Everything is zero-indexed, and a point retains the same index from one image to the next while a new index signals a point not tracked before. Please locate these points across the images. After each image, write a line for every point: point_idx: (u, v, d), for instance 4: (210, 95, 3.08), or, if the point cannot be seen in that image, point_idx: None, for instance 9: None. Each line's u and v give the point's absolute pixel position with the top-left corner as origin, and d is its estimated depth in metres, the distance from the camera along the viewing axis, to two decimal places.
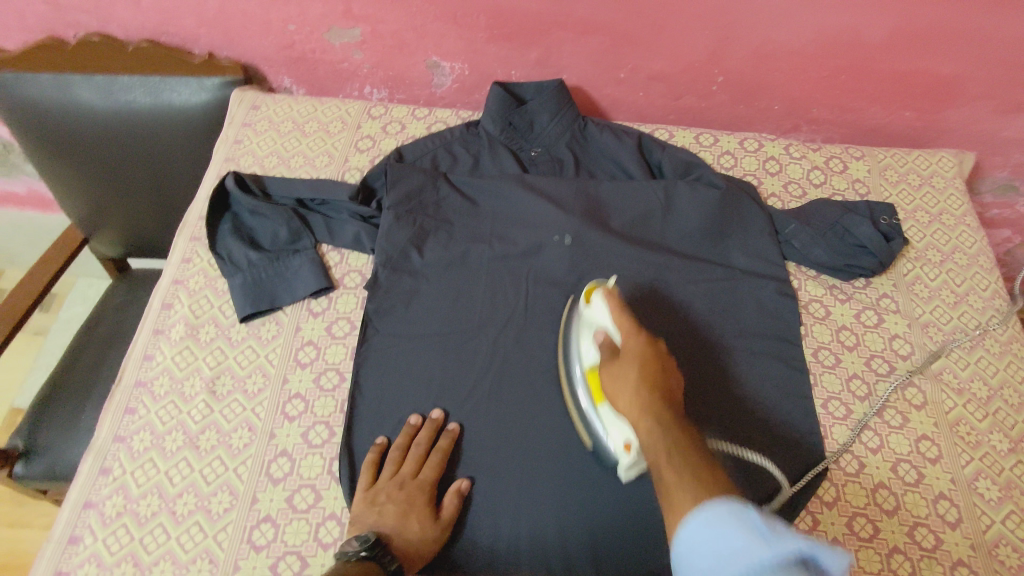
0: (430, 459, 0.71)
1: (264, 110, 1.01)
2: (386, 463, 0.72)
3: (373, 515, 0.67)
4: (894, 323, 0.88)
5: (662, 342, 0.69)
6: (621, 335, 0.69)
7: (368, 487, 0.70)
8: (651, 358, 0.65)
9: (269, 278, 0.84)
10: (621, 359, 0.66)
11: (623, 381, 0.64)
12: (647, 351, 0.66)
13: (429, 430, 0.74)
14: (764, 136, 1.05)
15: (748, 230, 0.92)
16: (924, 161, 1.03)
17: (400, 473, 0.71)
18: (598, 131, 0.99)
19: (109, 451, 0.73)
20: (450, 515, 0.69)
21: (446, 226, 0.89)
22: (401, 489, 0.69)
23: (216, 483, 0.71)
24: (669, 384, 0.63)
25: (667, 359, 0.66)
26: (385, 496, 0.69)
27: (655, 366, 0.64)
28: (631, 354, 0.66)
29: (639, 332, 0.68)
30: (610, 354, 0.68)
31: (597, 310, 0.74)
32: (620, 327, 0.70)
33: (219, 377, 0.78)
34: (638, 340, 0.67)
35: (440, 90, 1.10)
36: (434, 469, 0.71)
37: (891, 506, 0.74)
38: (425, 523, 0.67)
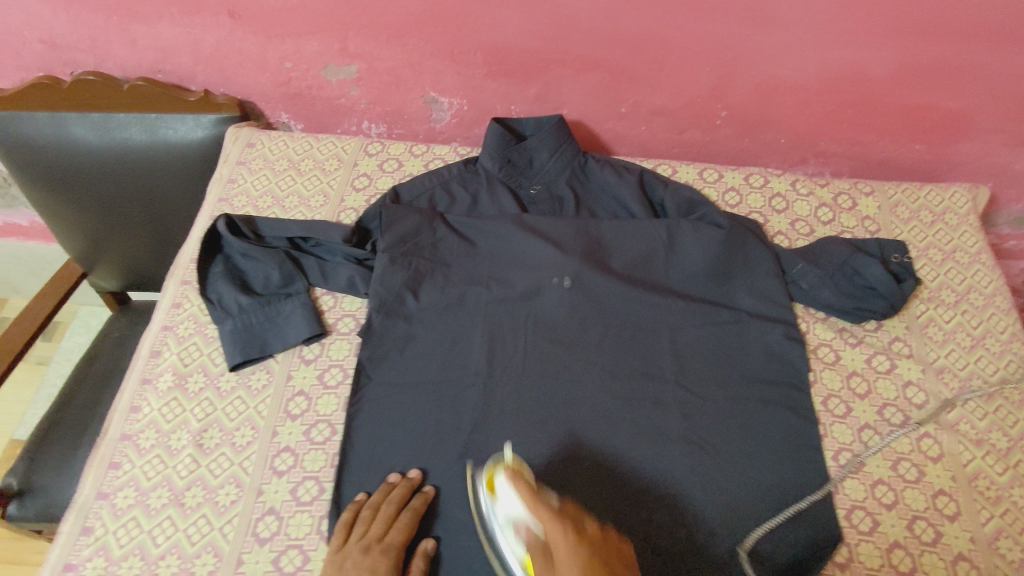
0: (400, 519, 0.68)
1: (259, 148, 0.99)
2: (358, 521, 0.68)
3: None
4: (908, 368, 0.84)
5: (585, 517, 0.61)
6: (546, 530, 0.59)
7: (337, 548, 0.66)
8: (591, 555, 0.56)
9: (260, 325, 0.81)
10: (556, 565, 0.56)
11: None
12: (583, 546, 0.56)
13: (404, 489, 0.70)
14: (770, 171, 1.02)
15: (755, 271, 0.89)
16: (937, 196, 0.99)
17: (368, 534, 0.67)
18: (599, 167, 0.97)
19: (91, 510, 0.70)
20: None
21: (442, 269, 0.87)
22: (366, 553, 0.65)
23: (201, 543, 0.68)
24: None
25: (603, 538, 0.59)
26: (352, 559, 0.65)
27: (594, 558, 0.56)
28: (563, 557, 0.56)
29: (563, 521, 0.58)
30: (543, 554, 0.58)
31: (503, 496, 0.65)
32: (539, 516, 0.59)
33: (207, 429, 0.75)
34: (567, 530, 0.58)
35: (440, 125, 1.08)
36: (404, 531, 0.67)
37: (908, 569, 0.71)
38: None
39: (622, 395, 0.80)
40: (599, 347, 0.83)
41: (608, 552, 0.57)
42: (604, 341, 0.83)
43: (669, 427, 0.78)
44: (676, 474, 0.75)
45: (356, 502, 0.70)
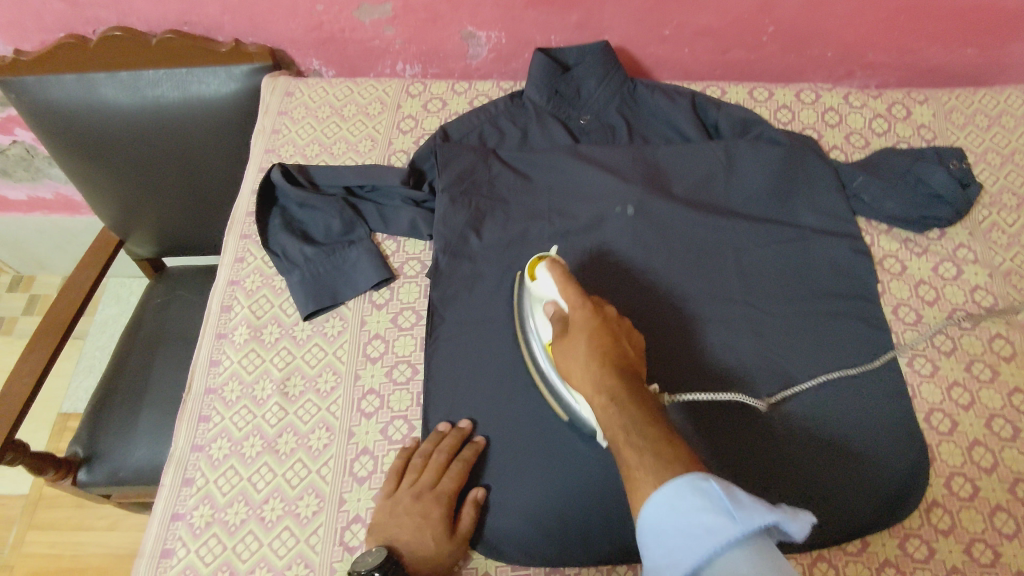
0: (451, 468, 0.68)
1: (299, 96, 0.97)
2: (409, 469, 0.69)
3: (391, 526, 0.65)
4: (975, 273, 0.85)
5: (608, 304, 0.66)
6: (568, 305, 0.65)
7: (389, 495, 0.67)
8: (605, 332, 0.61)
9: (328, 273, 0.81)
10: (570, 335, 0.62)
11: (575, 351, 0.61)
12: (598, 324, 0.62)
13: (455, 439, 0.70)
14: (820, 86, 0.99)
15: (816, 186, 0.88)
16: (991, 99, 0.98)
17: (420, 482, 0.68)
18: (649, 92, 0.94)
19: (189, 462, 0.71)
20: (467, 529, 0.66)
21: (502, 205, 0.86)
22: (417, 501, 0.66)
23: (301, 486, 0.70)
24: (623, 351, 0.60)
25: (619, 325, 0.64)
26: (404, 506, 0.66)
27: (607, 335, 0.61)
28: (579, 327, 0.62)
29: (585, 303, 0.64)
30: (560, 328, 0.64)
31: (542, 285, 0.69)
32: (566, 296, 0.65)
33: (290, 377, 0.76)
34: (585, 308, 0.63)
35: (476, 61, 1.05)
36: (455, 479, 0.67)
37: (990, 464, 0.72)
38: (439, 539, 0.64)
39: (693, 316, 0.80)
40: (668, 272, 0.83)
41: (620, 334, 0.62)
42: (672, 265, 0.83)
43: (745, 344, 0.78)
44: (758, 388, 0.75)
45: (404, 452, 0.71)
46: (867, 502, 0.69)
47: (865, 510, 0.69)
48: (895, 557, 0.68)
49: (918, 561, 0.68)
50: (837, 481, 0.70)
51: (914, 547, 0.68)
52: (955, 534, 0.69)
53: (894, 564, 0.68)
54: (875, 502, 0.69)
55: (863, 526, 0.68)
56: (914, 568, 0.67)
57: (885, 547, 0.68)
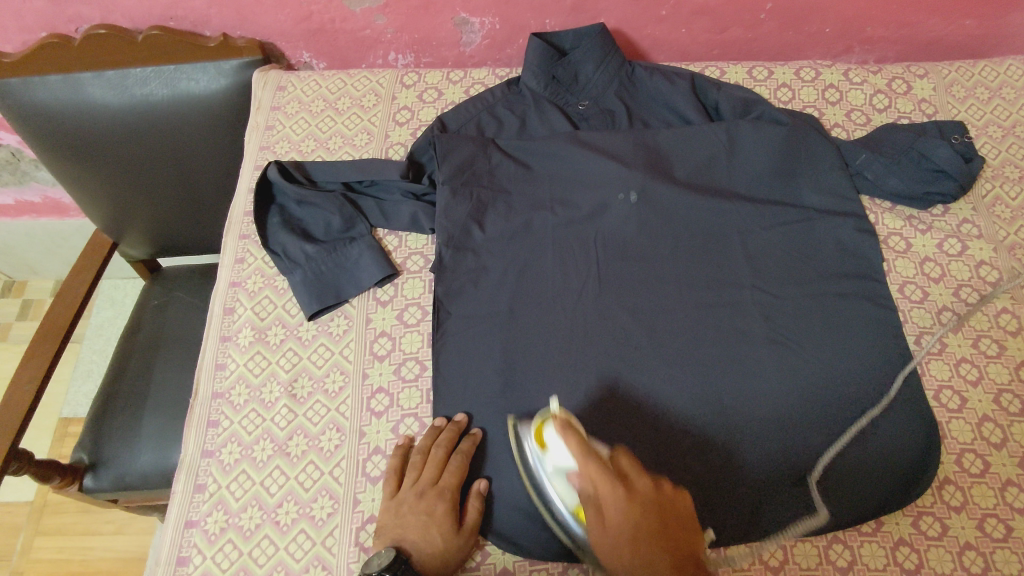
0: (451, 463, 0.68)
1: (291, 90, 0.95)
2: (409, 468, 0.69)
3: (397, 526, 0.65)
4: (979, 248, 0.84)
5: (636, 470, 0.59)
6: (598, 489, 0.58)
7: (392, 495, 0.67)
8: (646, 530, 0.56)
9: (331, 273, 0.80)
10: (610, 534, 0.57)
11: (621, 562, 0.56)
12: (637, 518, 0.56)
13: (451, 433, 0.70)
14: (820, 63, 0.98)
15: (819, 166, 0.87)
16: (991, 71, 0.97)
17: (421, 480, 0.67)
18: (648, 75, 0.93)
19: (200, 468, 0.71)
20: (474, 522, 0.66)
21: (504, 196, 0.85)
22: (421, 498, 0.66)
23: (315, 488, 0.69)
24: (670, 540, 0.56)
25: (658, 499, 0.58)
26: (408, 505, 0.66)
27: (653, 534, 0.56)
28: (617, 523, 0.56)
29: (615, 489, 0.57)
30: (598, 523, 0.58)
31: (557, 455, 0.62)
32: (590, 474, 0.58)
33: (297, 378, 0.75)
34: (620, 498, 0.57)
35: (470, 48, 1.03)
36: (456, 474, 0.68)
37: (999, 439, 0.73)
38: (447, 535, 0.64)
39: (701, 302, 0.79)
40: (674, 259, 0.82)
41: (662, 514, 0.57)
42: (677, 251, 0.82)
43: (754, 329, 0.78)
44: (768, 372, 0.75)
45: (402, 448, 0.70)
46: (880, 483, 0.70)
47: (879, 491, 0.69)
48: (908, 535, 0.68)
49: (931, 538, 0.68)
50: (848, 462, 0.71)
51: (927, 524, 0.69)
52: (967, 510, 0.69)
53: (908, 543, 0.68)
54: (887, 481, 0.70)
55: (877, 506, 0.69)
56: (928, 545, 0.68)
57: (898, 526, 0.69)
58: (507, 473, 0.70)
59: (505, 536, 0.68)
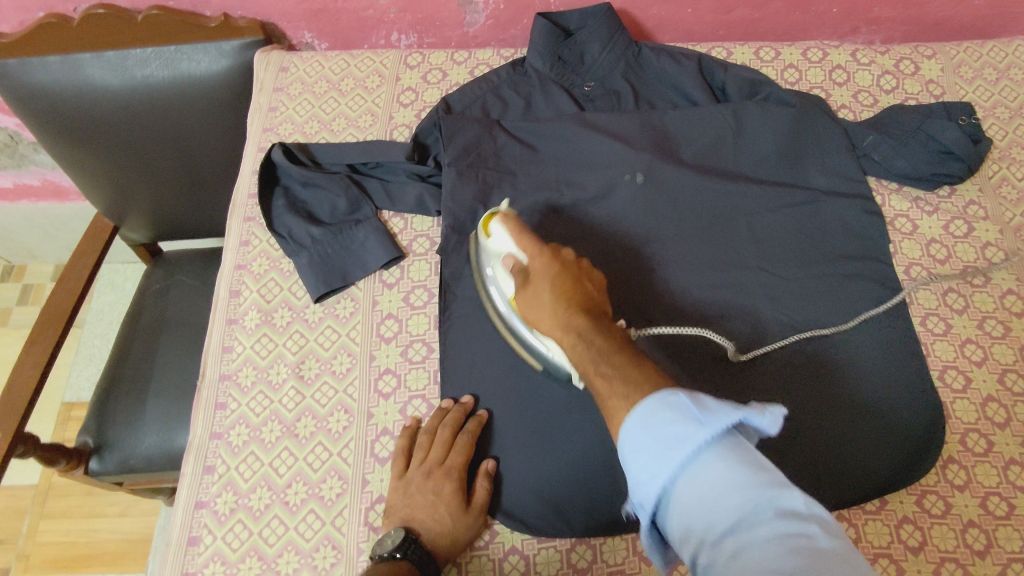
0: (458, 442, 0.68)
1: (294, 71, 0.94)
2: (416, 448, 0.69)
3: (407, 506, 0.66)
4: (985, 230, 0.84)
5: (564, 248, 0.66)
6: (527, 256, 0.65)
7: (401, 475, 0.68)
8: (562, 275, 0.61)
9: (337, 254, 0.79)
10: (532, 283, 0.63)
11: (539, 300, 0.61)
12: (556, 270, 0.62)
13: (457, 413, 0.70)
14: (827, 44, 0.98)
15: (826, 147, 0.87)
16: (1000, 52, 0.96)
17: (429, 460, 0.68)
18: (654, 55, 0.92)
19: (209, 449, 0.71)
20: (483, 500, 0.66)
21: (510, 178, 0.84)
22: (429, 478, 0.67)
23: (324, 469, 0.69)
24: (584, 289, 0.60)
25: (576, 264, 0.64)
26: (417, 486, 0.67)
27: (567, 278, 0.61)
28: (539, 273, 0.63)
29: (543, 252, 0.64)
30: (522, 276, 0.65)
31: (497, 239, 0.70)
32: (524, 247, 0.66)
33: (305, 360, 0.75)
34: (545, 256, 0.64)
35: (474, 29, 1.02)
36: (464, 453, 0.68)
37: (1003, 419, 0.73)
38: (455, 515, 0.65)
39: (707, 284, 0.79)
40: (680, 240, 0.82)
41: (579, 272, 0.63)
42: (683, 232, 0.82)
43: (760, 310, 0.78)
44: (774, 353, 0.75)
45: (410, 428, 0.71)
46: (887, 461, 0.70)
47: (887, 471, 0.69)
48: (912, 513, 0.69)
49: (935, 516, 0.68)
50: (857, 441, 0.71)
51: (931, 503, 0.69)
52: (970, 489, 0.70)
53: (911, 521, 0.68)
54: (893, 460, 0.70)
55: (883, 484, 0.69)
56: (932, 523, 0.68)
57: (903, 504, 0.69)
58: (515, 453, 0.70)
59: (515, 516, 0.68)
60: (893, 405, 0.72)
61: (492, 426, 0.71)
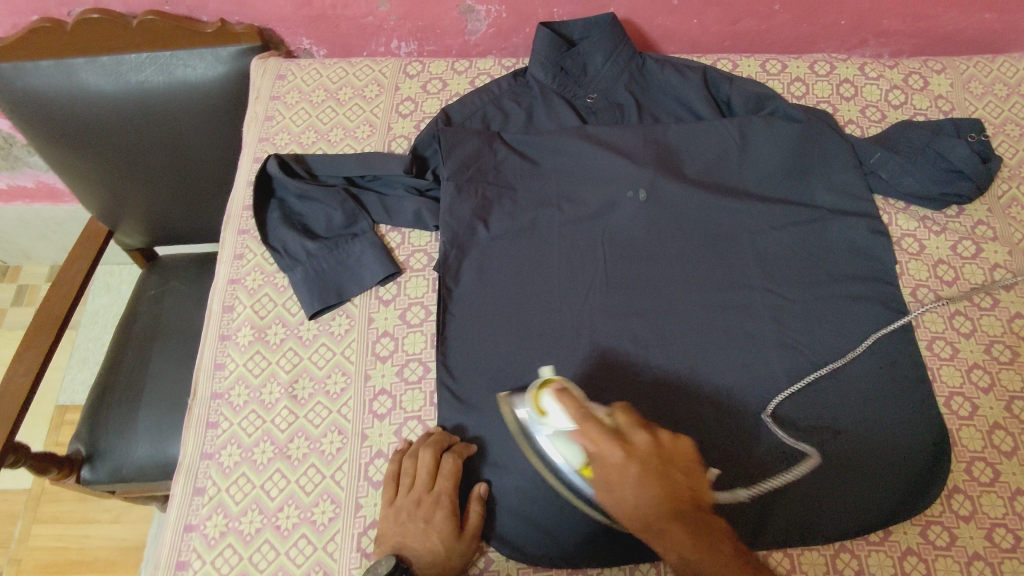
0: (443, 467, 0.66)
1: (291, 79, 0.92)
2: (402, 474, 0.67)
3: (397, 535, 0.64)
4: (994, 251, 0.83)
5: (635, 428, 0.57)
6: (601, 453, 0.56)
7: (390, 503, 0.66)
8: (653, 480, 0.54)
9: (332, 270, 0.78)
10: (617, 492, 0.55)
11: (629, 507, 0.55)
12: (645, 476, 0.54)
13: (439, 436, 0.68)
14: (834, 57, 0.96)
15: (832, 165, 0.85)
16: (1010, 67, 0.94)
17: (416, 486, 0.66)
18: (658, 68, 0.90)
19: (199, 470, 0.70)
20: (474, 526, 0.65)
21: (509, 193, 0.83)
22: (417, 506, 0.65)
23: (316, 492, 0.68)
24: (677, 489, 0.55)
25: (657, 451, 0.56)
26: (407, 513, 0.65)
27: (660, 482, 0.55)
28: (625, 482, 0.55)
29: (620, 451, 0.55)
30: (597, 470, 0.57)
31: (553, 420, 0.60)
32: (593, 442, 0.56)
33: (298, 379, 0.73)
34: (620, 452, 0.55)
35: (475, 37, 1.00)
36: (451, 478, 0.66)
37: (1010, 448, 0.72)
38: (447, 543, 0.63)
39: (709, 305, 0.78)
40: (682, 259, 0.80)
41: (665, 464, 0.56)
42: (686, 251, 0.81)
43: (763, 332, 0.76)
44: (777, 378, 0.74)
45: (397, 452, 0.69)
46: (889, 491, 0.69)
47: (889, 501, 0.68)
48: (916, 545, 0.67)
49: (939, 548, 0.67)
50: (857, 470, 0.70)
51: (935, 534, 0.68)
52: (976, 519, 0.68)
53: (915, 553, 0.67)
54: (894, 491, 0.69)
55: (886, 515, 0.68)
56: (936, 555, 0.67)
57: (907, 535, 0.68)
58: (510, 480, 0.68)
59: (510, 542, 0.67)
60: (896, 434, 0.71)
61: (486, 452, 0.70)
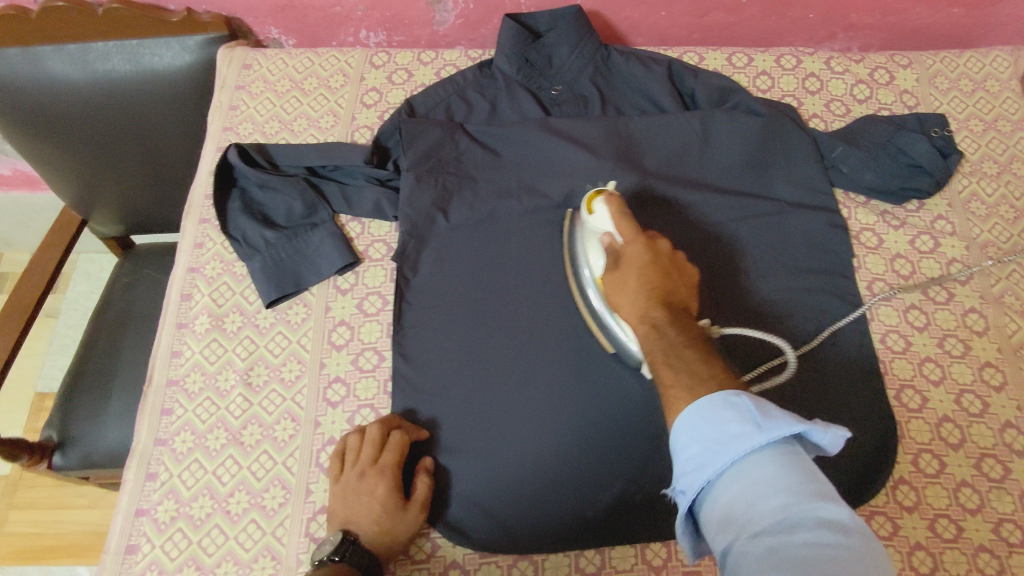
0: (388, 441, 0.66)
1: (256, 70, 0.92)
2: (348, 451, 0.67)
3: (346, 510, 0.64)
4: (951, 246, 0.83)
5: (663, 238, 0.65)
6: (622, 241, 0.65)
7: (336, 480, 0.66)
8: (656, 268, 0.62)
9: (290, 259, 0.78)
10: (623, 268, 0.63)
11: (625, 285, 0.62)
12: (650, 262, 0.62)
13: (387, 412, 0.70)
14: (801, 51, 0.96)
15: (794, 158, 0.85)
16: (977, 62, 0.95)
17: (362, 461, 0.66)
18: (623, 60, 0.91)
19: (152, 456, 0.70)
20: (423, 497, 0.65)
21: (470, 184, 0.83)
22: (363, 480, 0.65)
23: (267, 478, 0.69)
24: (672, 285, 0.61)
25: (670, 257, 0.64)
26: (354, 488, 0.65)
27: (659, 270, 0.62)
28: (632, 262, 0.63)
29: (642, 240, 0.64)
30: (613, 260, 0.65)
31: (597, 218, 0.69)
32: (623, 232, 0.65)
33: (253, 367, 0.74)
34: (640, 244, 0.64)
35: (443, 28, 1.00)
36: (395, 451, 0.66)
37: (958, 440, 0.72)
38: (394, 514, 0.64)
39: None
40: None
41: (671, 267, 0.63)
42: None
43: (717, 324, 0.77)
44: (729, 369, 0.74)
45: (349, 432, 0.70)
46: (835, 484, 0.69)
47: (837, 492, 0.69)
48: None
49: (882, 538, 0.68)
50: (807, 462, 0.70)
51: (878, 524, 0.68)
52: (920, 510, 0.69)
53: None
54: (839, 484, 0.69)
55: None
56: (878, 545, 0.67)
57: None
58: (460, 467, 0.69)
59: (458, 530, 0.67)
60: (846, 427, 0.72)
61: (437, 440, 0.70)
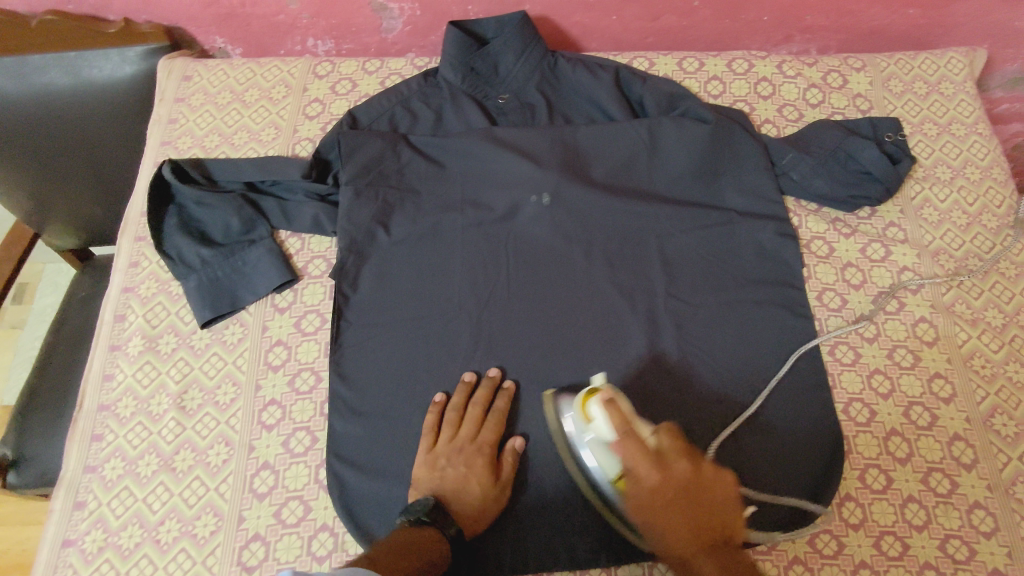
0: (490, 419, 0.69)
1: (197, 81, 0.91)
2: (447, 423, 0.68)
3: (434, 480, 0.65)
4: (903, 253, 0.82)
5: (679, 450, 0.56)
6: (635, 470, 0.55)
7: (429, 450, 0.67)
8: (683, 506, 0.54)
9: (226, 278, 0.77)
10: (644, 504, 0.55)
11: (654, 524, 0.55)
12: (673, 499, 0.54)
13: (487, 388, 0.70)
14: (753, 54, 0.94)
15: (742, 165, 0.84)
16: (931, 65, 0.93)
17: (458, 436, 0.67)
18: (570, 67, 0.89)
19: (81, 484, 0.69)
20: (509, 476, 0.66)
21: (412, 197, 0.81)
22: (459, 452, 0.66)
23: (199, 505, 0.67)
24: (707, 516, 0.54)
25: (698, 481, 0.55)
26: (446, 459, 0.66)
27: (690, 508, 0.54)
28: (653, 501, 0.55)
29: (654, 470, 0.55)
30: (631, 489, 0.57)
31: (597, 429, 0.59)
32: (629, 457, 0.56)
33: (187, 390, 0.73)
34: (654, 475, 0.54)
35: (391, 35, 0.98)
36: (495, 430, 0.68)
37: (905, 454, 0.71)
38: (486, 487, 0.65)
39: (610, 310, 0.76)
40: (587, 264, 0.79)
41: (700, 495, 0.55)
42: (591, 257, 0.79)
43: (663, 339, 0.75)
44: (672, 385, 0.73)
45: None
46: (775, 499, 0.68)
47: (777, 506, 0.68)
48: (803, 554, 0.67)
49: (826, 557, 0.67)
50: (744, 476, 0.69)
51: (823, 542, 0.67)
52: (865, 528, 0.68)
53: (803, 562, 0.66)
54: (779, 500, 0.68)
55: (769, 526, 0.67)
56: (821, 563, 0.66)
57: (795, 544, 0.67)
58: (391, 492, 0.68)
59: None
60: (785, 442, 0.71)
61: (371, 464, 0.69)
